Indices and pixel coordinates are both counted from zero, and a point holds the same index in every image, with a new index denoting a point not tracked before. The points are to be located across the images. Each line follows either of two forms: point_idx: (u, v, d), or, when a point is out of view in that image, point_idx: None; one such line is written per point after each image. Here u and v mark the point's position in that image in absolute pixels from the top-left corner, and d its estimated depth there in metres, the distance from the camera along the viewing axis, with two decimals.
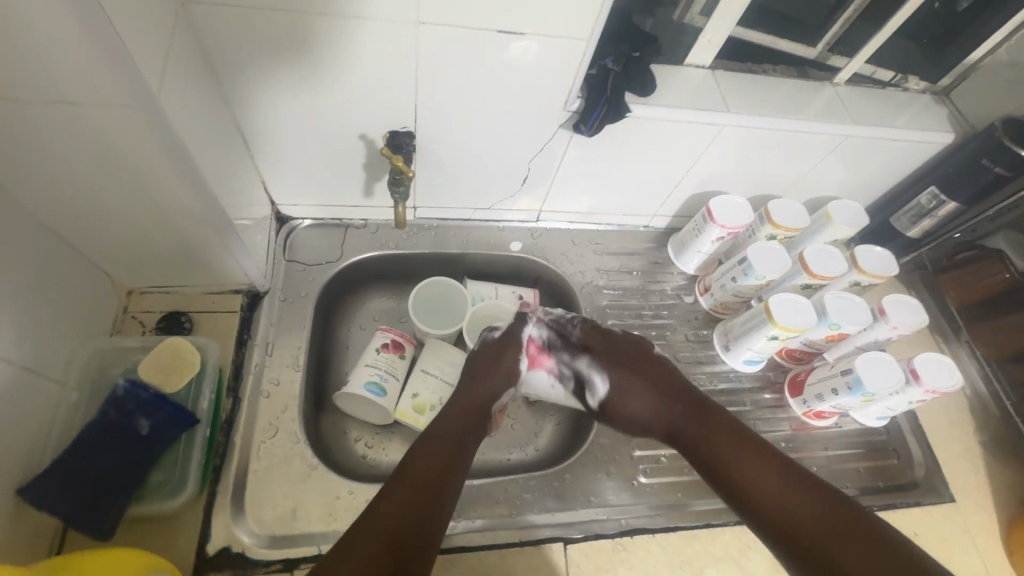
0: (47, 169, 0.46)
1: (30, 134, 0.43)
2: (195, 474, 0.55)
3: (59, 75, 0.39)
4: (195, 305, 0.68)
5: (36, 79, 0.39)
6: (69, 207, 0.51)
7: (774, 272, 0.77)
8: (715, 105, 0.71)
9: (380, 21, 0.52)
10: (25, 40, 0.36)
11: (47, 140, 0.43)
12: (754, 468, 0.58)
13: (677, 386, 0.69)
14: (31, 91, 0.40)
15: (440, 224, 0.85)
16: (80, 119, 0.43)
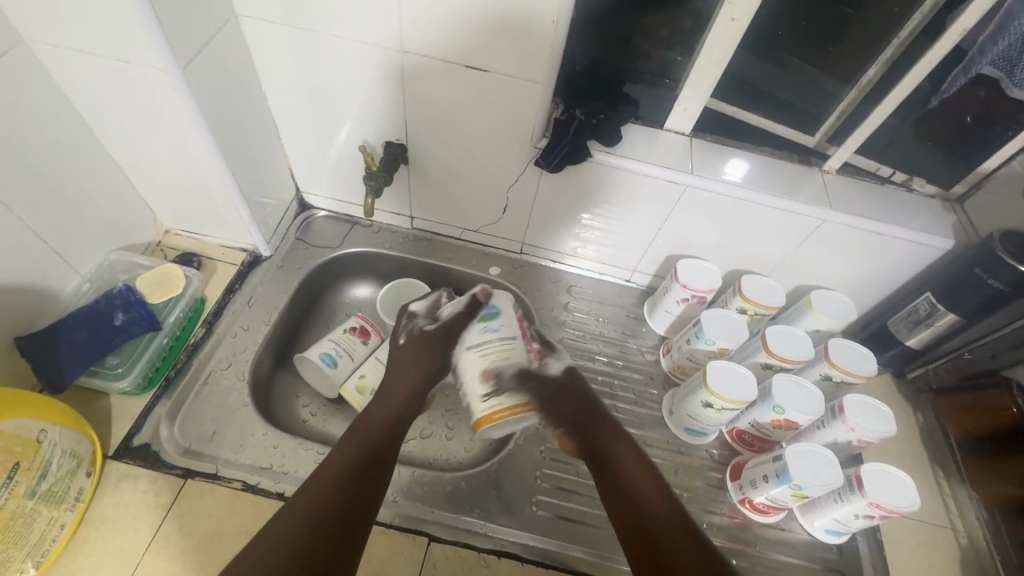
0: (112, 111, 0.63)
1: (104, 80, 0.59)
2: (138, 371, 0.67)
3: (120, 41, 0.54)
4: (210, 252, 0.83)
5: (105, 38, 0.54)
6: (128, 147, 0.68)
7: (724, 340, 0.75)
8: (681, 167, 0.75)
9: (380, 48, 0.66)
10: (100, 11, 0.52)
11: (114, 89, 0.60)
12: (647, 485, 0.62)
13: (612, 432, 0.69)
14: (103, 47, 0.55)
15: (434, 238, 0.95)
16: (134, 74, 0.58)
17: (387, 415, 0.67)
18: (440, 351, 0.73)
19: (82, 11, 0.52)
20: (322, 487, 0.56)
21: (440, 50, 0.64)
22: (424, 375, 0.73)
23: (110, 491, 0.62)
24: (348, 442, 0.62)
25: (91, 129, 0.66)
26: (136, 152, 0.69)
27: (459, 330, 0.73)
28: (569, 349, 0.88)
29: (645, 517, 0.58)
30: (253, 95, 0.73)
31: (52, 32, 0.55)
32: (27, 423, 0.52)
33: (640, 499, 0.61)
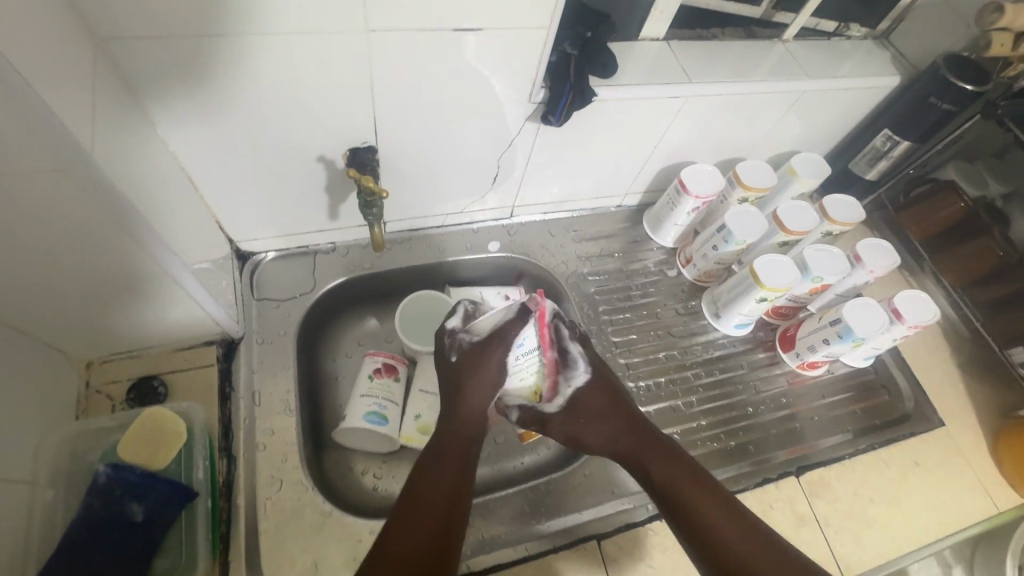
0: None
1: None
2: (204, 543, 0.53)
3: None
4: (165, 365, 0.63)
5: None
6: (19, 298, 0.47)
7: (753, 235, 0.78)
8: (677, 77, 0.70)
9: (332, 35, 0.50)
10: None
11: None
12: (688, 473, 0.60)
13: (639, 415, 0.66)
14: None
15: (414, 236, 0.81)
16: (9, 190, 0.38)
17: (458, 431, 0.60)
18: (496, 366, 0.63)
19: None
20: (428, 522, 0.51)
21: (414, 20, 0.51)
22: (487, 395, 0.62)
23: None
24: (434, 463, 0.57)
25: None
26: (34, 298, 0.48)
27: (511, 341, 0.63)
28: (601, 296, 0.85)
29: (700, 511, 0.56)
30: (155, 152, 0.52)
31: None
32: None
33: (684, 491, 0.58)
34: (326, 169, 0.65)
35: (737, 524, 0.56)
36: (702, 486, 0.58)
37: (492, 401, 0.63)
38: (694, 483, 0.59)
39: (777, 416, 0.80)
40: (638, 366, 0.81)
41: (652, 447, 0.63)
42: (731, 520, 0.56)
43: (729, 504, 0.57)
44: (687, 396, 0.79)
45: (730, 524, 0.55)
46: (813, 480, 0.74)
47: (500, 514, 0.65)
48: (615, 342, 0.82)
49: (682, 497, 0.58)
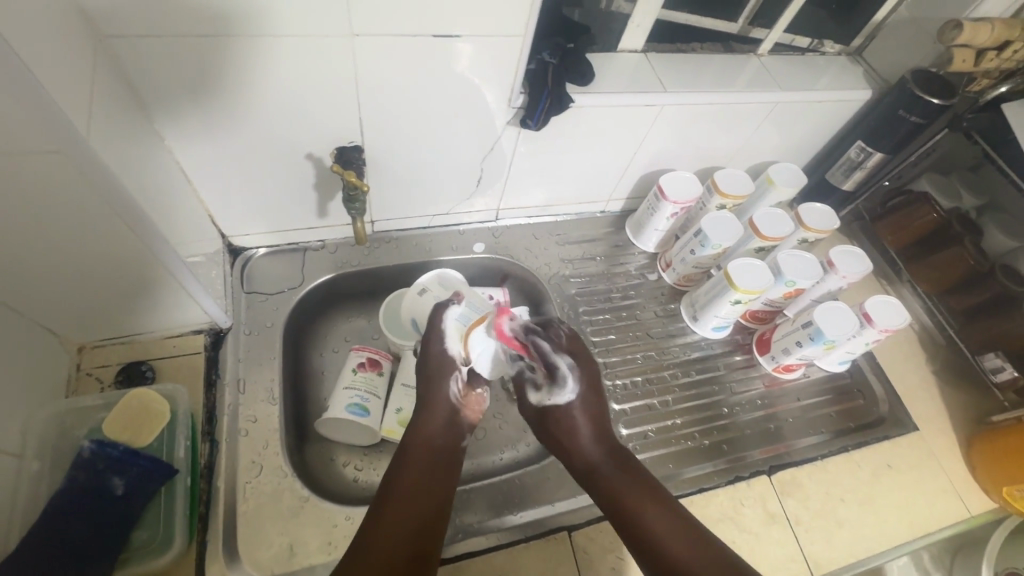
0: None
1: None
2: (182, 518, 0.55)
3: None
4: (154, 351, 0.66)
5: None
6: (15, 277, 0.50)
7: (728, 240, 0.81)
8: (653, 87, 0.73)
9: (318, 39, 0.53)
10: None
11: None
12: (635, 487, 0.59)
13: (604, 426, 0.66)
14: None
15: (401, 236, 0.84)
16: (9, 173, 0.41)
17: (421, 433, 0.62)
18: (435, 353, 0.67)
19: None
20: (399, 519, 0.52)
21: (396, 25, 0.54)
22: (440, 378, 0.65)
23: None
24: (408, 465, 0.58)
25: None
26: (28, 278, 0.51)
27: (442, 328, 0.68)
28: (582, 297, 0.88)
29: (642, 522, 0.55)
30: (151, 145, 0.55)
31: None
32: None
33: (628, 504, 0.57)
34: (315, 167, 0.68)
35: (682, 535, 0.54)
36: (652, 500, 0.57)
37: (454, 386, 0.65)
38: (645, 496, 0.58)
39: (752, 416, 0.81)
40: (616, 365, 0.83)
41: (603, 462, 0.62)
42: (673, 527, 0.54)
43: (680, 516, 0.55)
44: (664, 395, 0.81)
45: (671, 532, 0.54)
46: (785, 478, 0.75)
47: (475, 505, 0.67)
48: (595, 341, 0.84)
49: (625, 507, 0.57)
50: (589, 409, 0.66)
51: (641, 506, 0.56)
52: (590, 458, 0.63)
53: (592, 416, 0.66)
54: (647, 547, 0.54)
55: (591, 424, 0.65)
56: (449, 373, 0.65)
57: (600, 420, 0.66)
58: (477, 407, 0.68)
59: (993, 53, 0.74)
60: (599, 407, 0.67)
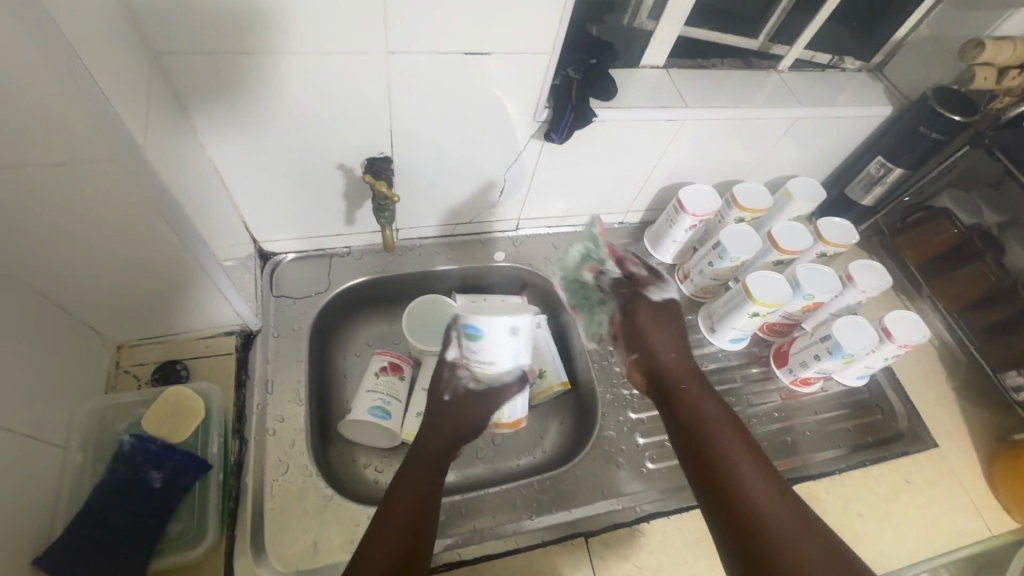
0: (40, 237, 0.48)
1: (22, 195, 0.44)
2: (214, 513, 0.57)
3: (49, 140, 0.41)
4: (188, 351, 0.68)
5: (22, 140, 0.40)
6: (65, 277, 0.53)
7: (747, 252, 0.81)
8: (674, 102, 0.75)
9: (355, 55, 0.55)
10: (22, 107, 0.38)
11: (41, 209, 0.45)
12: (725, 424, 0.61)
13: (692, 364, 0.71)
14: (17, 152, 0.40)
15: (424, 243, 0.86)
16: (71, 180, 0.44)
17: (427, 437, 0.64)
18: (443, 363, 0.71)
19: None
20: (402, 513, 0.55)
21: (429, 42, 0.56)
22: (439, 382, 0.70)
23: None
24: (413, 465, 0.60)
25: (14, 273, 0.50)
26: (77, 278, 0.54)
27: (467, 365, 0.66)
28: None
29: (726, 457, 0.57)
30: (194, 153, 0.58)
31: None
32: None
33: (713, 435, 0.60)
34: (345, 176, 0.70)
35: (772, 490, 0.54)
36: (735, 436, 0.60)
37: (449, 391, 0.69)
38: (727, 428, 0.60)
39: (769, 429, 0.81)
40: None
41: (687, 393, 0.66)
42: (754, 467, 0.56)
43: (769, 470, 0.56)
44: None
45: (752, 471, 0.56)
46: (802, 492, 0.75)
47: (492, 509, 0.68)
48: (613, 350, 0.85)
49: (710, 434, 0.60)
50: (671, 349, 0.73)
51: (728, 445, 0.58)
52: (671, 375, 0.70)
53: (678, 353, 0.72)
54: (723, 476, 0.56)
55: (682, 359, 0.72)
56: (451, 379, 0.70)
57: (690, 362, 0.72)
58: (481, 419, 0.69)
59: (1015, 72, 0.74)
60: (684, 349, 0.74)
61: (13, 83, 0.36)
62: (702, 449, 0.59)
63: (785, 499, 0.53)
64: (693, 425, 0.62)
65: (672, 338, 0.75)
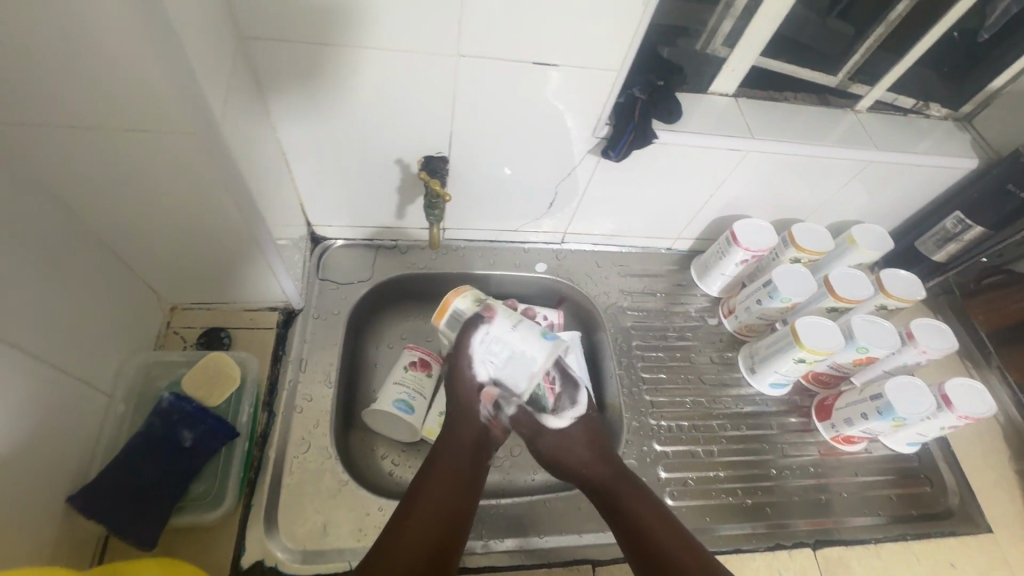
0: (115, 196, 0.51)
1: (109, 151, 0.47)
2: (235, 479, 0.60)
3: (137, 104, 0.43)
4: (233, 320, 0.71)
5: (119, 102, 0.43)
6: (134, 237, 0.57)
7: (799, 295, 0.78)
8: (740, 132, 0.73)
9: (427, 55, 0.57)
10: (113, 68, 0.40)
11: (121, 169, 0.49)
12: (648, 510, 0.61)
13: (601, 439, 0.69)
14: (112, 113, 0.43)
15: (468, 246, 0.87)
16: (152, 145, 0.47)
17: (447, 447, 0.64)
18: (462, 373, 0.68)
19: (79, 72, 0.40)
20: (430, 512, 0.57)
21: (501, 49, 0.57)
22: (470, 406, 0.67)
23: None
24: (441, 465, 0.62)
25: (89, 226, 0.54)
26: (145, 238, 0.57)
27: (467, 356, 0.68)
28: (636, 331, 0.87)
29: (657, 548, 0.57)
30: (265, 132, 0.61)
31: (29, 107, 0.42)
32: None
33: (644, 530, 0.59)
34: (402, 172, 0.72)
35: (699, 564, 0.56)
36: (687, 549, 0.57)
37: (483, 411, 0.67)
38: (677, 537, 0.58)
39: (802, 484, 0.77)
40: (664, 406, 0.81)
41: (616, 486, 0.64)
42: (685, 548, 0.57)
43: (691, 546, 0.58)
44: (709, 444, 0.78)
45: (685, 553, 0.57)
46: (830, 556, 0.71)
47: (502, 521, 0.67)
48: (644, 378, 0.83)
49: (643, 526, 0.59)
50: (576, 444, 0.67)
51: (659, 535, 0.58)
52: (594, 481, 0.65)
53: (593, 443, 0.68)
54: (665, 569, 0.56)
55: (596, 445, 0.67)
56: (478, 398, 0.68)
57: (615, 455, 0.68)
58: (503, 431, 0.69)
59: None
60: (599, 435, 0.69)
61: (110, 45, 0.39)
62: (642, 547, 0.58)
63: None
64: (626, 519, 0.61)
65: (586, 437, 0.68)
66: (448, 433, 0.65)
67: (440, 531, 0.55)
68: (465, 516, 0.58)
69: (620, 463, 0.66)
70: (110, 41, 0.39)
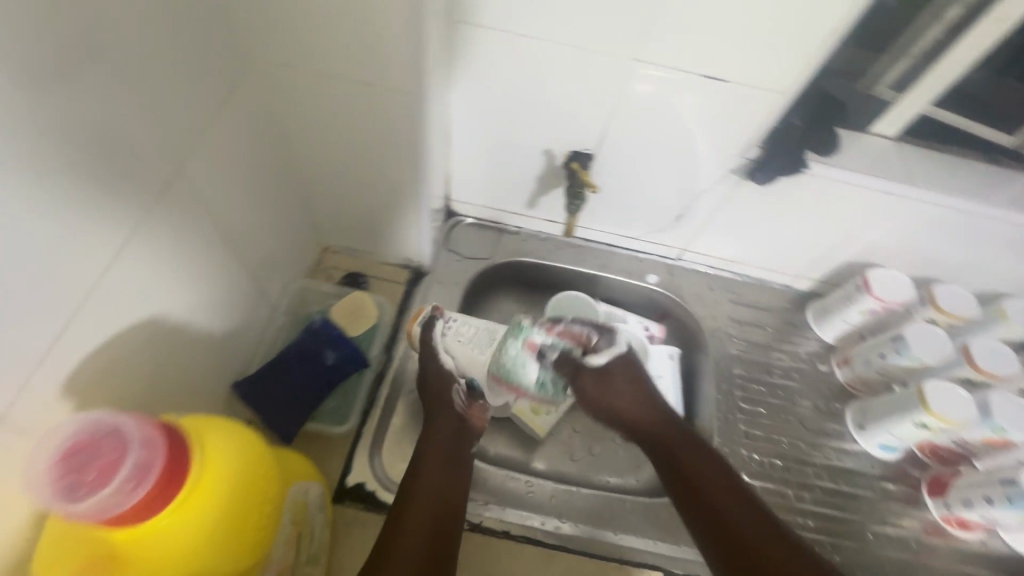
0: (325, 138, 0.62)
1: (338, 101, 0.57)
2: (359, 405, 0.68)
3: (377, 64, 0.53)
4: (372, 270, 0.81)
5: (363, 61, 0.52)
6: (325, 177, 0.68)
7: (932, 356, 0.73)
8: (897, 176, 0.70)
9: (604, 56, 0.61)
10: (372, 32, 0.50)
11: (341, 118, 0.59)
12: (693, 456, 0.65)
13: (641, 381, 0.70)
14: (355, 70, 0.53)
15: (585, 245, 0.90)
16: (374, 100, 0.57)
17: (433, 442, 0.62)
18: (433, 370, 0.67)
19: (344, 32, 0.50)
20: (428, 503, 0.57)
21: (675, 59, 0.60)
22: (443, 393, 0.65)
23: (347, 538, 0.61)
24: (431, 459, 0.61)
25: (298, 161, 0.66)
26: (334, 181, 0.69)
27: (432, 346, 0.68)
28: (739, 360, 0.85)
29: (710, 499, 0.62)
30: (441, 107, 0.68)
31: (298, 58, 0.53)
32: (223, 453, 0.44)
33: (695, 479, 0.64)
34: (546, 163, 0.77)
35: (748, 510, 0.60)
36: (736, 497, 0.62)
37: (458, 398, 0.65)
38: (725, 487, 0.63)
39: (897, 556, 0.72)
40: (757, 440, 0.78)
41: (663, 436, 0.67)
42: (733, 497, 0.62)
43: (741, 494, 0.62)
44: (800, 490, 0.75)
45: (734, 501, 0.61)
46: None
47: (579, 509, 0.69)
48: (741, 408, 0.81)
49: (692, 478, 0.64)
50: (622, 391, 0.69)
51: (708, 486, 0.63)
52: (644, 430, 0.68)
53: (631, 390, 0.68)
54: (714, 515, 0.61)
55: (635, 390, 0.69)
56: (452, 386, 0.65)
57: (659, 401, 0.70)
58: (483, 418, 0.67)
59: None
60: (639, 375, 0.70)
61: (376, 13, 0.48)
62: (693, 497, 0.63)
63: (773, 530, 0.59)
64: (676, 469, 0.65)
65: (627, 382, 0.69)
66: (431, 424, 0.63)
67: (436, 519, 0.56)
68: (457, 508, 0.59)
69: (661, 405, 0.70)
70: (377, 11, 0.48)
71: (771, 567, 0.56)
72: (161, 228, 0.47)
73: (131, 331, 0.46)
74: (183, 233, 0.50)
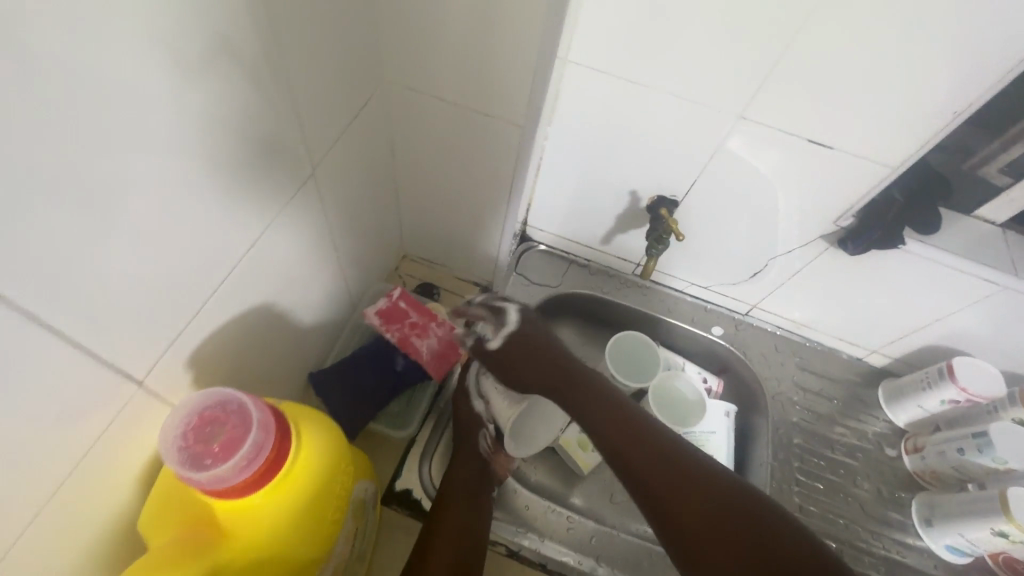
0: (434, 151, 0.69)
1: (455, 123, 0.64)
2: (419, 414, 0.74)
3: (495, 93, 0.58)
4: (443, 282, 0.91)
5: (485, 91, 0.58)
6: (425, 187, 0.75)
7: (1020, 461, 0.67)
8: (1003, 264, 0.66)
9: (706, 109, 0.62)
10: (497, 66, 0.55)
11: (452, 137, 0.66)
12: (615, 424, 0.61)
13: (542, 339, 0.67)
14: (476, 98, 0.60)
15: (652, 287, 0.90)
16: (488, 127, 0.62)
17: (454, 483, 0.64)
18: (464, 409, 0.71)
19: (474, 63, 0.56)
20: (450, 537, 0.59)
21: (782, 120, 0.60)
22: (470, 431, 0.70)
23: (390, 537, 0.66)
24: (455, 496, 0.63)
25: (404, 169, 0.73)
26: (433, 191, 0.75)
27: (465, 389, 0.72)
28: (800, 429, 0.82)
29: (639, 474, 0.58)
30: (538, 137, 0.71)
31: (428, 80, 0.60)
32: (315, 440, 0.49)
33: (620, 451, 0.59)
34: (629, 203, 0.78)
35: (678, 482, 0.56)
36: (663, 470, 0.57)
37: (482, 442, 0.69)
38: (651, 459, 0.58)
39: None
40: (810, 517, 0.75)
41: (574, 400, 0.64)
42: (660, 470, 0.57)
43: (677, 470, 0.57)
44: None
45: (662, 473, 0.57)
46: None
47: (619, 554, 0.68)
48: (798, 480, 0.78)
49: (621, 453, 0.59)
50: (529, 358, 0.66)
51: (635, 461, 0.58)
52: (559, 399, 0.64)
53: (519, 346, 0.67)
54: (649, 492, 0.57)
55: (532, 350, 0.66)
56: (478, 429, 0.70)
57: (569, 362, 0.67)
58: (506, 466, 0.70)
59: None
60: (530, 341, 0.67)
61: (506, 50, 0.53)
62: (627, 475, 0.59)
63: (711, 509, 0.54)
64: (608, 447, 0.61)
65: (535, 351, 0.66)
66: (455, 465, 0.66)
67: (461, 549, 0.59)
68: (481, 540, 0.61)
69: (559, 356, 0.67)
70: (507, 48, 0.53)
71: (701, 539, 0.53)
72: (271, 228, 0.53)
73: (233, 318, 0.52)
74: (288, 232, 0.55)
